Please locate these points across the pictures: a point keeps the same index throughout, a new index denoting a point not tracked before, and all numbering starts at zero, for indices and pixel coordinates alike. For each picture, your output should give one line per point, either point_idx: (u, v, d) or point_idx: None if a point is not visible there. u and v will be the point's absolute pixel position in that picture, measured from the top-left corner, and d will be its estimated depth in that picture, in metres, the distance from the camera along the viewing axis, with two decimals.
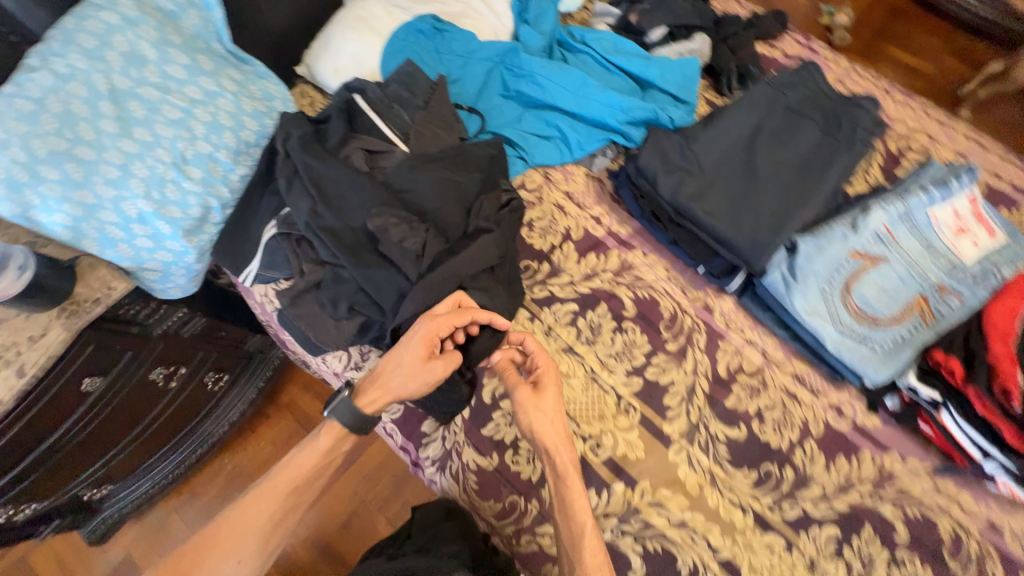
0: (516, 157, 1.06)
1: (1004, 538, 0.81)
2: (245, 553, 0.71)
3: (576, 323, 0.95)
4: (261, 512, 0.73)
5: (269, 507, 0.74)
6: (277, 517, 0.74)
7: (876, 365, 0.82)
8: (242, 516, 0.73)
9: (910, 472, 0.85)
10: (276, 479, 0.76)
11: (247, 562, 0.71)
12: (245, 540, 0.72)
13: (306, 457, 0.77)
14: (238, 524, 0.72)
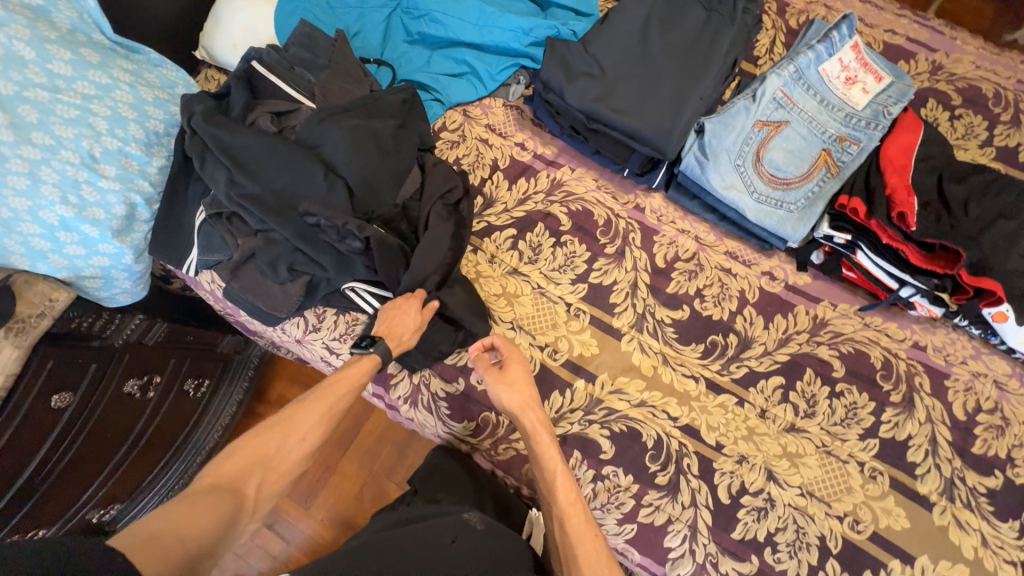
0: (432, 100, 1.07)
1: (926, 354, 0.89)
2: (310, 431, 0.75)
3: (516, 246, 0.98)
4: (314, 411, 0.76)
5: (324, 405, 0.76)
6: (325, 420, 0.77)
7: (794, 224, 0.88)
8: (291, 416, 0.75)
9: (841, 316, 0.93)
10: (325, 387, 0.78)
11: (314, 437, 0.75)
12: (312, 420, 0.76)
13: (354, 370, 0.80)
14: (286, 424, 0.73)
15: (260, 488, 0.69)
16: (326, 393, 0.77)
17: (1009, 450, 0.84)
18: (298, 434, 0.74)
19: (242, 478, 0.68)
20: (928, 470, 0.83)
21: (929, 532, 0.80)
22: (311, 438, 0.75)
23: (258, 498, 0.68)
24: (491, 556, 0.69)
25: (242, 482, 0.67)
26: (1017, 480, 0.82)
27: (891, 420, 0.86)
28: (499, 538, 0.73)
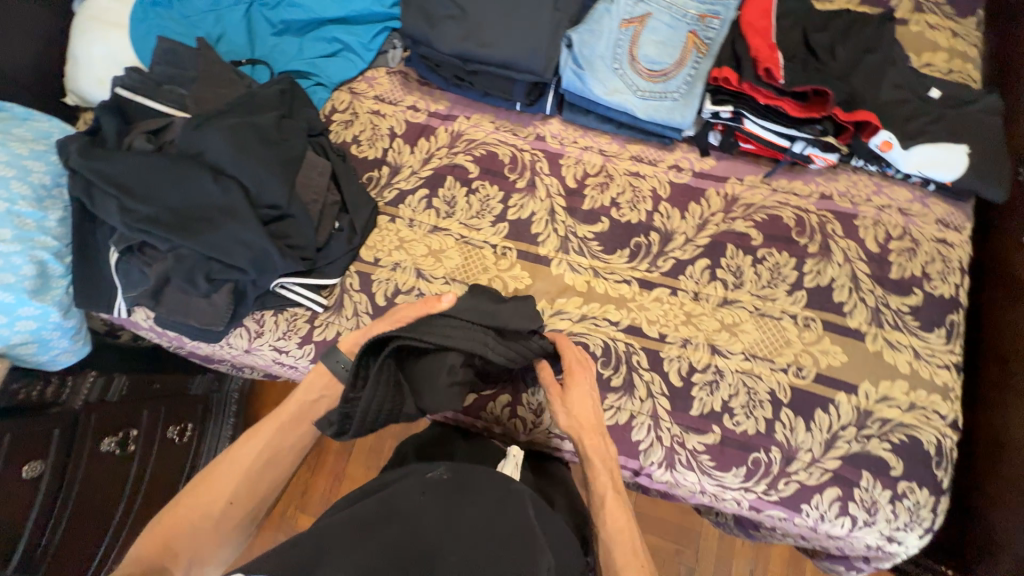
0: (315, 85, 1.06)
1: (833, 201, 0.93)
2: (234, 495, 0.71)
3: (432, 204, 0.99)
4: (240, 463, 0.72)
5: (249, 458, 0.73)
6: (257, 473, 0.73)
7: (682, 110, 0.91)
8: (219, 472, 0.72)
9: (750, 188, 0.96)
10: (254, 433, 0.75)
11: (239, 500, 0.71)
12: (234, 482, 0.71)
13: (281, 412, 0.76)
14: (215, 481, 0.71)
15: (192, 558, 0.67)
16: (252, 440, 0.74)
17: (923, 267, 0.89)
18: (228, 491, 0.71)
19: (170, 545, 0.67)
20: (855, 305, 0.87)
21: (866, 360, 0.85)
22: (244, 495, 0.71)
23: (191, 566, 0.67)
24: (465, 490, 0.72)
25: (172, 548, 0.67)
26: (934, 293, 0.88)
27: (814, 269, 0.90)
28: (465, 473, 0.75)
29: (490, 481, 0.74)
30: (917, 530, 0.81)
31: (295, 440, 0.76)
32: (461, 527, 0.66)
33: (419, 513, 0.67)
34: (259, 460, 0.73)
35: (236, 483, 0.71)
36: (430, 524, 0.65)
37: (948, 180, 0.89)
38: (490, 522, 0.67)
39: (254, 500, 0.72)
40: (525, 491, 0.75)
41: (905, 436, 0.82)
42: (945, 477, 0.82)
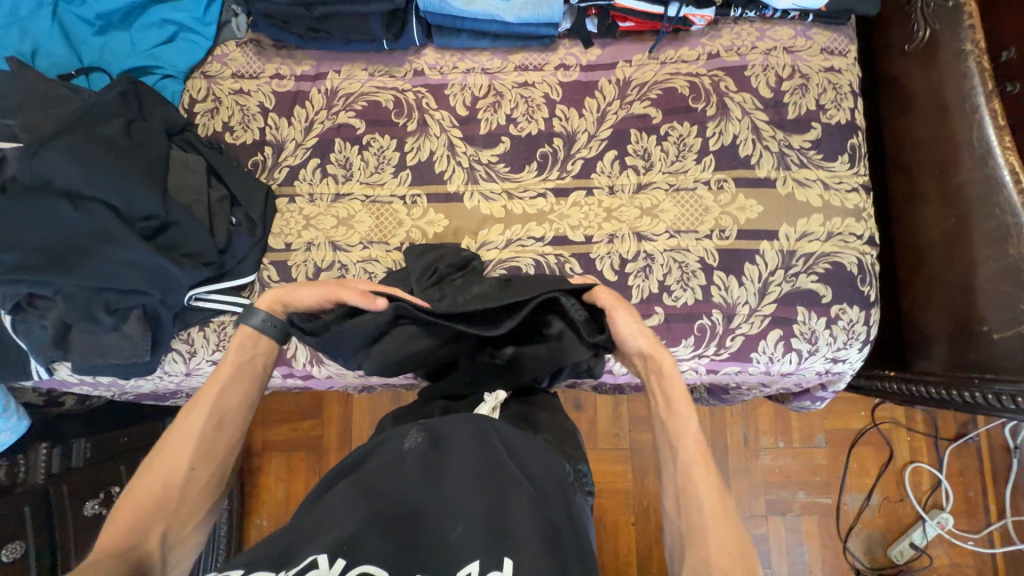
0: (162, 79, 0.95)
1: (721, 59, 0.92)
2: (195, 457, 0.62)
3: (327, 172, 0.94)
4: (191, 430, 0.64)
5: (203, 420, 0.64)
6: (216, 433, 0.65)
7: (548, 3, 0.88)
8: (169, 446, 0.62)
9: (639, 67, 0.94)
10: (193, 402, 0.66)
11: (202, 461, 0.63)
12: (190, 445, 0.63)
13: (218, 372, 0.69)
14: (165, 456, 0.62)
15: (167, 534, 0.59)
16: (200, 405, 0.65)
17: (817, 100, 0.90)
18: (186, 456, 0.62)
19: (136, 532, 0.57)
20: (761, 155, 0.89)
21: (780, 205, 0.87)
22: (207, 460, 0.64)
23: (170, 544, 0.59)
24: (439, 450, 0.64)
25: (141, 527, 0.57)
26: (831, 122, 0.89)
27: (716, 131, 0.90)
28: (438, 426, 0.67)
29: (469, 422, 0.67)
30: (856, 344, 0.87)
31: (246, 392, 0.69)
32: (446, 480, 0.60)
33: (400, 475, 0.61)
34: (214, 419, 0.65)
35: (195, 450, 0.63)
36: (412, 483, 0.60)
37: (821, 5, 0.88)
38: (475, 466, 0.61)
39: (220, 460, 0.65)
40: (498, 421, 0.69)
41: (829, 264, 0.86)
42: (871, 291, 0.87)
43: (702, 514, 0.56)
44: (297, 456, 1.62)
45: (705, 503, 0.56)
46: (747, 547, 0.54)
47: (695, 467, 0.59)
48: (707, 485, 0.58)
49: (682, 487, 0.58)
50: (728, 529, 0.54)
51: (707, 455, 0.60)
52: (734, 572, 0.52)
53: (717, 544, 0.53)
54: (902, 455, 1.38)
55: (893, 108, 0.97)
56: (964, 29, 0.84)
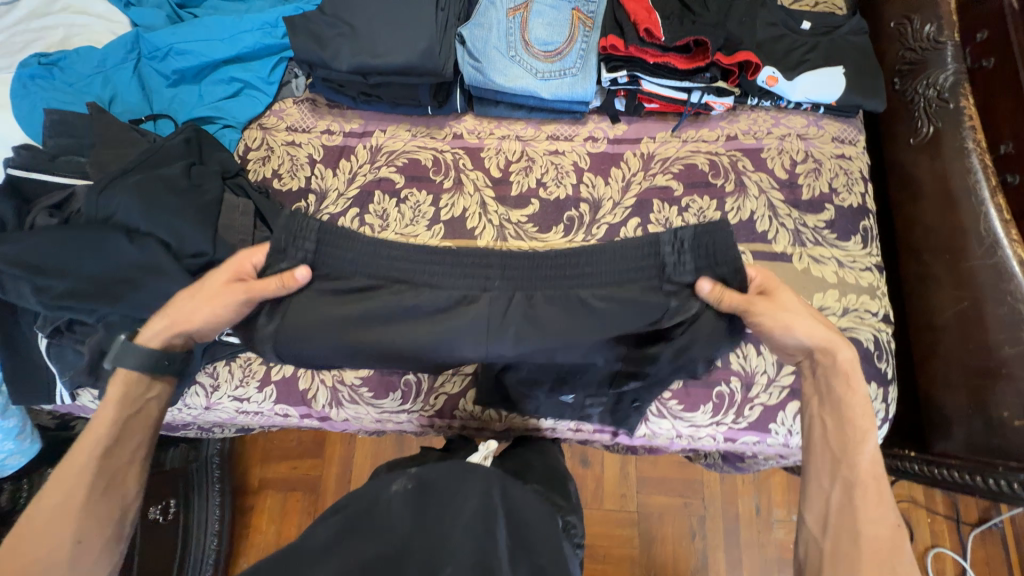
0: (222, 128, 1.04)
1: (739, 141, 0.99)
2: (76, 528, 0.64)
3: (365, 222, 1.00)
4: (71, 491, 0.66)
5: (84, 478, 0.67)
6: (102, 492, 0.68)
7: (583, 83, 0.95)
8: (30, 527, 0.63)
9: (663, 143, 1.01)
10: (54, 482, 0.66)
11: (87, 533, 0.65)
12: (68, 514, 0.65)
13: (94, 430, 0.69)
14: (31, 537, 0.63)
15: None
16: (80, 466, 0.67)
17: (829, 184, 0.96)
18: (74, 515, 0.65)
19: None
20: (776, 231, 0.93)
21: (797, 278, 0.91)
22: (89, 525, 0.65)
23: None
24: (427, 498, 0.63)
25: None
26: (844, 204, 0.95)
27: (734, 206, 0.95)
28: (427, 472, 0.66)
29: (464, 477, 0.65)
30: (875, 422, 0.87)
31: (136, 446, 0.72)
32: (431, 527, 0.59)
33: (383, 522, 0.60)
34: (96, 471, 0.67)
35: (61, 525, 0.64)
36: (399, 532, 0.59)
37: (833, 99, 0.96)
38: (469, 518, 0.59)
39: (105, 524, 0.67)
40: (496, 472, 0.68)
41: (846, 339, 0.88)
42: (888, 367, 0.88)
43: (856, 542, 0.63)
44: (293, 495, 1.58)
45: (864, 530, 0.64)
46: (891, 561, 0.61)
47: (860, 497, 0.66)
48: (875, 524, 0.64)
49: (837, 510, 0.66)
50: (882, 518, 0.64)
51: (882, 497, 0.65)
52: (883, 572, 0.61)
53: (869, 537, 0.63)
54: (923, 539, 1.33)
55: (902, 192, 1.03)
56: (965, 129, 0.91)
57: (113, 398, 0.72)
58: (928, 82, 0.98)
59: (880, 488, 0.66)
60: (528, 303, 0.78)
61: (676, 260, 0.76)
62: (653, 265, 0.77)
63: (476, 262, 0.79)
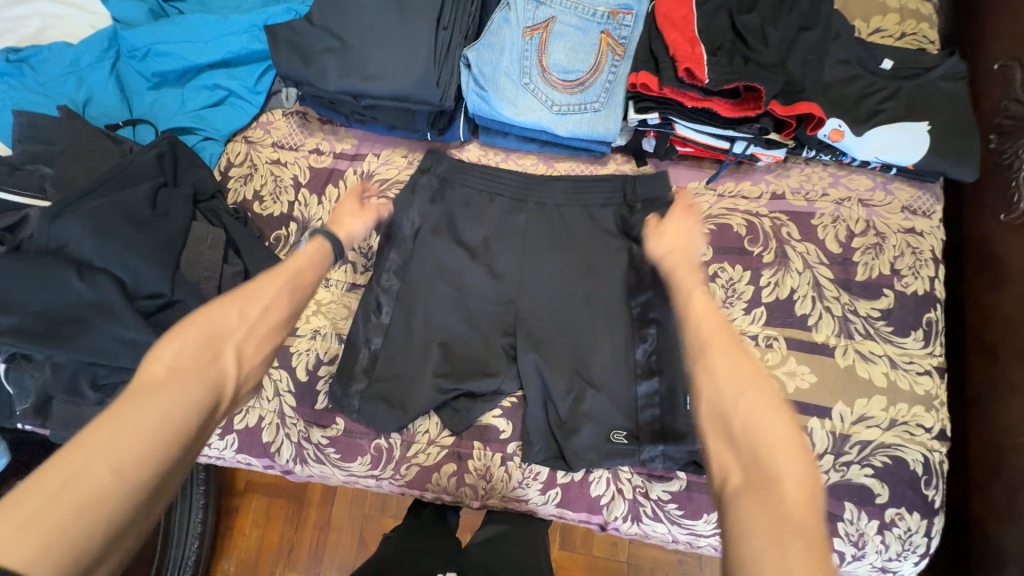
0: (203, 141, 0.94)
1: (786, 201, 0.84)
2: (268, 308, 0.58)
3: (348, 259, 0.89)
4: (262, 296, 0.58)
5: (272, 290, 0.60)
6: (279, 312, 0.59)
7: (604, 122, 0.81)
8: (225, 313, 0.55)
9: (695, 196, 0.86)
10: (238, 292, 0.57)
11: (263, 334, 0.57)
12: (257, 308, 0.57)
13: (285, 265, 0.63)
14: (229, 304, 0.55)
15: (242, 363, 0.54)
16: (268, 284, 0.60)
17: (891, 264, 0.80)
18: (256, 310, 0.57)
19: (212, 352, 0.52)
20: (819, 316, 0.79)
21: (837, 378, 0.76)
22: (272, 322, 0.58)
23: (239, 387, 0.54)
24: None
25: (218, 342, 0.53)
26: (907, 291, 0.79)
27: (771, 281, 0.81)
28: None
29: None
30: (910, 557, 0.74)
31: (311, 283, 0.65)
32: None
33: None
34: (285, 291, 0.61)
35: (239, 330, 0.55)
36: None
37: (910, 163, 0.78)
38: None
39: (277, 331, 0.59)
40: None
41: (888, 458, 0.74)
42: (936, 496, 0.74)
43: (718, 388, 0.50)
44: (276, 503, 1.54)
45: (719, 376, 0.51)
46: (765, 399, 0.49)
47: (704, 340, 0.54)
48: (732, 361, 0.52)
49: (687, 344, 0.56)
50: (731, 344, 0.53)
51: (727, 332, 0.55)
52: (756, 394, 0.49)
53: (724, 371, 0.51)
54: None
55: (981, 274, 0.86)
56: None
57: (306, 252, 0.68)
58: None
59: (719, 329, 0.55)
60: (564, 218, 0.86)
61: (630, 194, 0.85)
62: (616, 197, 0.86)
63: (537, 185, 0.88)
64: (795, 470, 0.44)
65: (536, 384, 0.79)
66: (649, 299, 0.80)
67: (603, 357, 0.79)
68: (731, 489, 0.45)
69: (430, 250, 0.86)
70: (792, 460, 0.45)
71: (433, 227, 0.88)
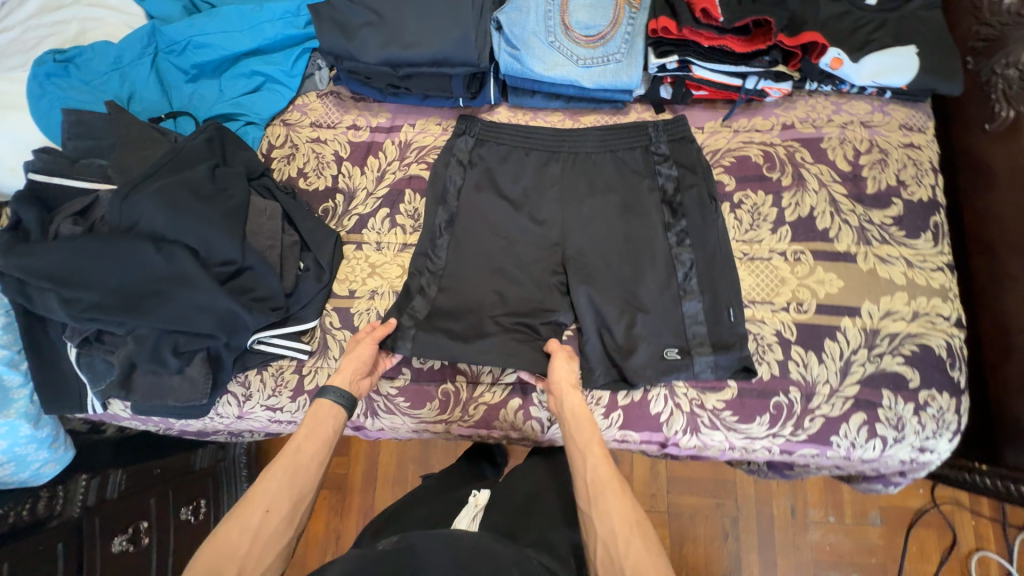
0: (245, 126, 0.99)
1: (796, 130, 0.92)
2: (267, 502, 0.68)
3: (396, 223, 0.95)
4: (266, 488, 0.69)
5: (272, 488, 0.69)
6: (290, 482, 0.70)
7: (627, 71, 0.88)
8: (229, 533, 0.65)
9: (713, 134, 0.94)
10: (245, 500, 0.68)
11: (269, 519, 0.66)
12: (255, 503, 0.67)
13: (288, 442, 0.73)
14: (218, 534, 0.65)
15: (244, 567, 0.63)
16: (273, 476, 0.70)
17: (897, 176, 0.88)
18: (256, 506, 0.67)
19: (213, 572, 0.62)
20: (839, 228, 0.86)
21: (862, 280, 0.84)
22: (276, 506, 0.68)
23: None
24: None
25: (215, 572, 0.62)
26: (913, 198, 0.87)
27: (792, 202, 0.89)
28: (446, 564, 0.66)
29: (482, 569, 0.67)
30: (945, 435, 0.81)
31: (318, 447, 0.74)
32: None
33: None
34: (286, 480, 0.70)
35: (243, 543, 0.64)
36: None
37: (903, 83, 0.87)
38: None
39: (290, 502, 0.69)
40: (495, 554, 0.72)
41: (916, 346, 0.82)
42: (961, 376, 0.82)
43: (613, 530, 0.66)
44: (321, 492, 1.56)
45: (614, 515, 0.67)
46: (650, 542, 0.65)
47: (604, 483, 0.70)
48: (621, 505, 0.68)
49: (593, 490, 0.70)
50: (620, 504, 0.68)
51: (618, 482, 0.70)
52: (629, 543, 0.64)
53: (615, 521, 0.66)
54: (967, 542, 1.35)
55: (973, 182, 0.96)
56: None
57: (314, 413, 0.77)
58: (1007, 61, 0.89)
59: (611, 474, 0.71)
60: (596, 162, 0.93)
61: (656, 136, 0.93)
62: (643, 140, 0.93)
63: (562, 138, 0.94)
64: None
65: (590, 314, 0.85)
66: (685, 225, 0.88)
67: (645, 281, 0.86)
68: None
69: (471, 209, 0.92)
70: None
71: (469, 188, 0.93)
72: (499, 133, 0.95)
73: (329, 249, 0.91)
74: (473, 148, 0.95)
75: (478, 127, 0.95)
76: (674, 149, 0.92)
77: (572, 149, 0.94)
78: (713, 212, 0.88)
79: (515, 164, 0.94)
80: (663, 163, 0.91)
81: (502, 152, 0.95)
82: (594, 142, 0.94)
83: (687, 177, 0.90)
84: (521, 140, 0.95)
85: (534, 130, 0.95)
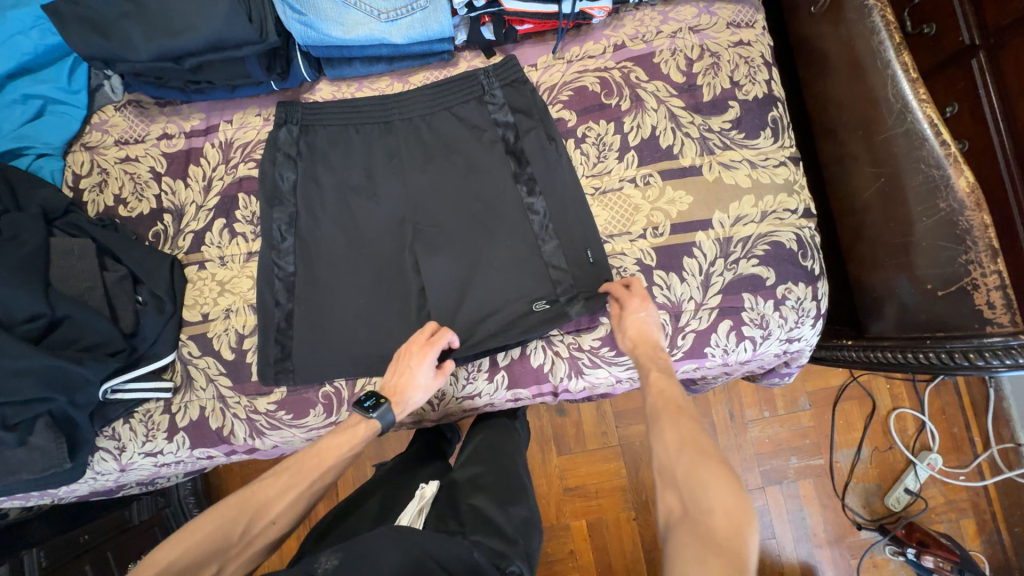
0: (37, 159, 0.87)
1: (628, 49, 0.88)
2: (268, 499, 0.70)
3: (236, 232, 0.88)
4: (271, 495, 0.71)
5: (281, 489, 0.71)
6: (286, 493, 0.71)
7: (435, 17, 0.82)
8: (224, 518, 0.67)
9: (548, 69, 0.90)
10: (244, 495, 0.70)
11: (264, 517, 0.69)
12: (258, 497, 0.70)
13: (316, 449, 0.74)
14: (216, 511, 0.68)
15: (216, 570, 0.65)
16: (291, 481, 0.72)
17: (730, 77, 0.87)
18: (252, 503, 0.69)
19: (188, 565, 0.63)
20: (682, 143, 0.85)
21: (709, 191, 0.84)
22: (277, 506, 0.70)
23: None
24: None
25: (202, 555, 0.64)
26: (749, 97, 0.86)
27: (633, 125, 0.86)
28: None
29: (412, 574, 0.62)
30: (807, 322, 0.84)
31: (334, 462, 0.74)
32: None
33: None
34: (308, 488, 0.72)
35: (233, 539, 0.66)
36: None
37: None
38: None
39: (286, 507, 0.70)
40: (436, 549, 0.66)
41: (768, 245, 0.83)
42: (814, 264, 0.84)
43: (666, 447, 0.63)
44: None
45: (666, 435, 0.64)
46: (707, 459, 0.60)
47: (666, 405, 0.67)
48: (677, 427, 0.64)
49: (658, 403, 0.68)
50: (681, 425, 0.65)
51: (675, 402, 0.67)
52: (692, 453, 0.61)
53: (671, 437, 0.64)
54: (885, 403, 1.43)
55: (812, 69, 0.96)
56: None
57: (341, 433, 0.76)
58: None
59: (669, 398, 0.68)
60: (433, 123, 0.87)
61: (489, 85, 0.87)
62: (476, 91, 0.87)
63: (390, 105, 0.87)
64: (723, 501, 0.56)
65: (451, 283, 0.82)
66: (531, 172, 0.84)
67: (500, 238, 0.84)
68: (672, 526, 0.58)
69: (311, 200, 0.86)
70: (729, 495, 0.56)
71: (302, 183, 0.86)
72: (324, 112, 0.88)
73: (166, 275, 0.84)
74: (298, 135, 0.87)
75: (300, 113, 0.88)
76: (511, 97, 0.87)
77: (404, 117, 0.88)
78: (554, 153, 0.85)
79: (348, 146, 0.87)
80: (499, 111, 0.87)
81: (331, 133, 0.87)
82: (424, 104, 0.87)
83: (525, 122, 0.86)
84: (347, 117, 0.87)
85: (360, 102, 0.88)
